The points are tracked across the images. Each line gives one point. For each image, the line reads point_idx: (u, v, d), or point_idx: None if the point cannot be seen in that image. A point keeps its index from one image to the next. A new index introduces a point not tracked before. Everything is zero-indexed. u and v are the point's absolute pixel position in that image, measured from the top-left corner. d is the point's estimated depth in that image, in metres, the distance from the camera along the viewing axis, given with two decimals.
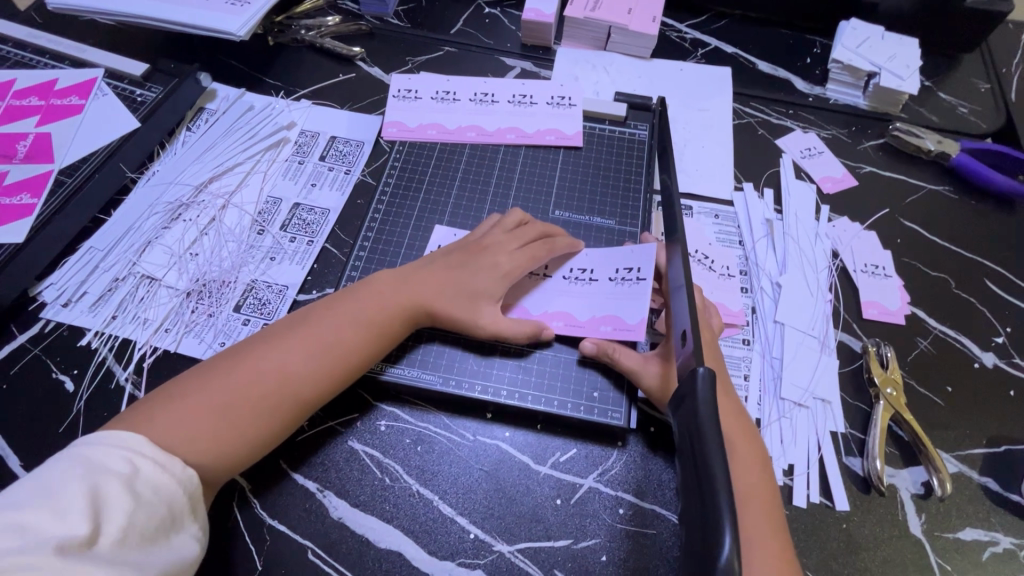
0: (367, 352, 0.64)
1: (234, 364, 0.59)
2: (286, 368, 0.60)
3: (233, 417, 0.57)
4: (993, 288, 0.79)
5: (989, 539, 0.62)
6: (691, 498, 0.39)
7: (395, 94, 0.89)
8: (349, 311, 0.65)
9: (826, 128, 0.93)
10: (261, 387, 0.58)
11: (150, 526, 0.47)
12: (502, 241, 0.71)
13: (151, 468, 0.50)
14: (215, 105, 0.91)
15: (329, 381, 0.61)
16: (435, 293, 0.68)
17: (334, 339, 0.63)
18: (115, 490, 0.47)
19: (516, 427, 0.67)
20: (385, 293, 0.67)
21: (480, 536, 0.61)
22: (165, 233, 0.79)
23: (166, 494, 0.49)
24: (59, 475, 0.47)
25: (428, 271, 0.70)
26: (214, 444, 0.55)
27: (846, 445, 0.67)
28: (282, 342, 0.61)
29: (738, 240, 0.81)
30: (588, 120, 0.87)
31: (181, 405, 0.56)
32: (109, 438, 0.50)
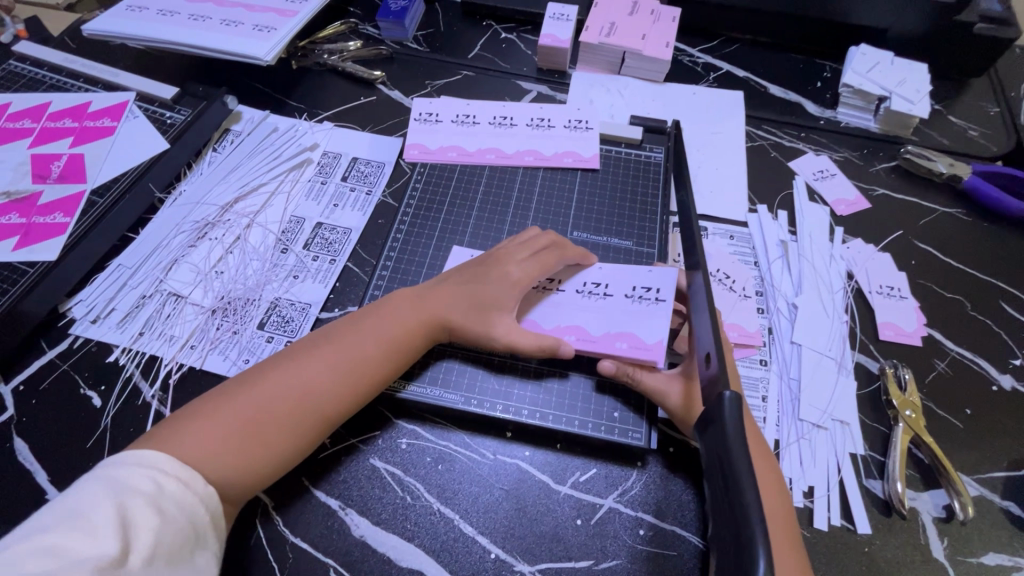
0: (385, 365, 0.65)
1: (255, 383, 0.60)
2: (308, 386, 0.60)
3: (256, 436, 0.57)
4: (1009, 309, 0.79)
5: (1013, 564, 0.62)
6: (722, 520, 0.39)
7: (417, 117, 0.91)
8: (367, 329, 0.66)
9: (838, 151, 0.94)
10: (284, 406, 0.59)
11: (177, 545, 0.48)
12: (514, 254, 0.72)
13: (177, 488, 0.51)
14: (241, 127, 0.94)
15: (349, 395, 0.62)
16: (453, 308, 0.69)
17: (355, 355, 0.64)
18: (143, 509, 0.48)
19: (536, 446, 0.68)
20: (402, 309, 0.68)
21: (501, 555, 0.62)
22: (191, 251, 0.80)
23: (192, 513, 0.50)
24: (90, 493, 0.48)
25: (444, 286, 0.71)
26: (237, 462, 0.56)
27: (865, 468, 0.67)
28: (303, 360, 0.62)
29: (753, 260, 0.82)
30: (604, 143, 0.89)
31: (205, 423, 0.56)
32: (137, 458, 0.51)
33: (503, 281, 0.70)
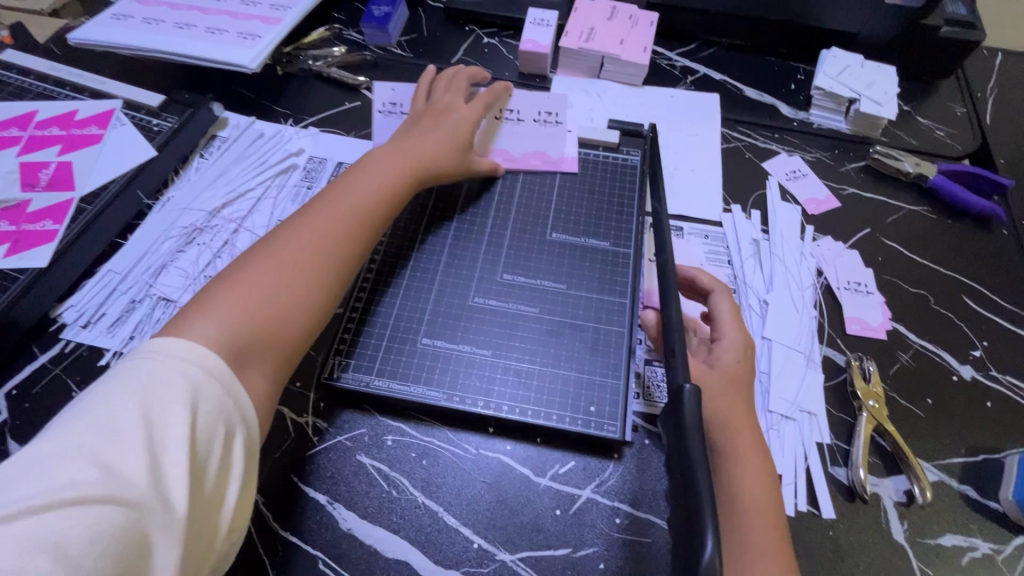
0: (385, 195, 0.73)
1: (269, 246, 0.63)
2: (320, 234, 0.65)
3: (282, 295, 0.60)
4: (970, 303, 0.83)
5: (969, 544, 0.65)
6: (680, 504, 0.44)
7: (380, 107, 0.93)
8: (359, 175, 0.73)
9: (810, 152, 0.97)
10: (302, 258, 0.63)
11: (205, 440, 0.48)
12: (447, 107, 0.85)
13: (197, 377, 0.50)
14: (227, 132, 0.96)
15: (357, 227, 0.68)
16: (426, 148, 0.79)
17: (354, 194, 0.70)
18: (165, 409, 0.47)
19: (517, 441, 0.70)
20: (388, 155, 0.77)
21: (483, 545, 0.64)
22: (180, 256, 0.82)
23: (215, 405, 0.50)
24: (113, 395, 0.47)
25: (412, 139, 0.80)
26: (266, 319, 0.58)
27: (831, 456, 0.71)
28: (306, 215, 0.67)
29: (727, 259, 0.85)
30: (582, 146, 0.91)
31: (229, 287, 0.59)
32: (158, 348, 0.51)
33: (451, 123, 0.83)
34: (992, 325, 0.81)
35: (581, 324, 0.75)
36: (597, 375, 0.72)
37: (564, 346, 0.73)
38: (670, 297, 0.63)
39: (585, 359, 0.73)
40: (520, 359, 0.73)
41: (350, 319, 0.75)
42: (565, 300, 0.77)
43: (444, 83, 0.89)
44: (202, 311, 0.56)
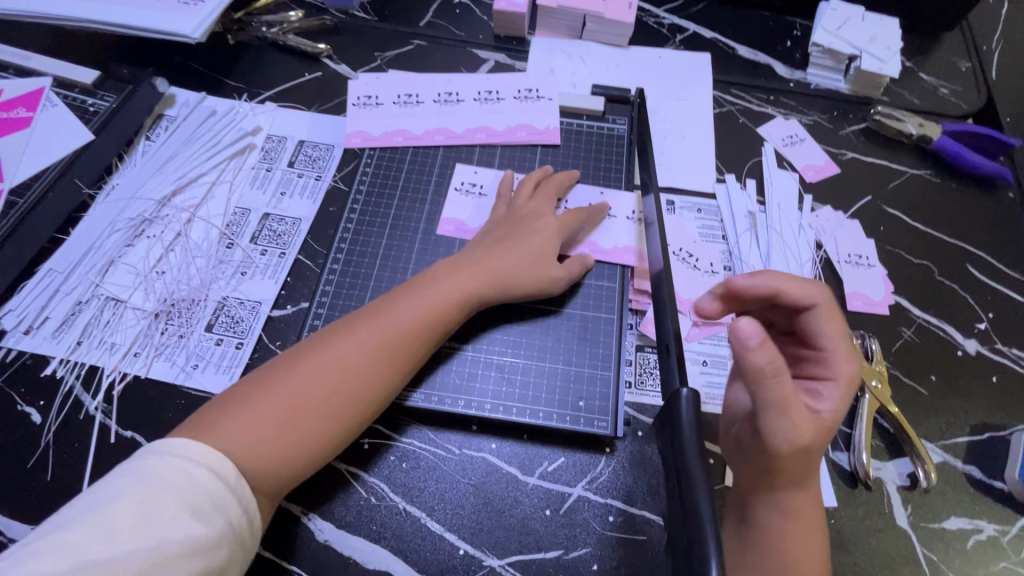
0: (435, 319, 0.63)
1: (301, 360, 0.58)
2: (351, 360, 0.58)
3: (298, 424, 0.55)
4: (975, 273, 0.79)
5: (974, 527, 0.63)
6: (675, 523, 0.41)
7: (355, 101, 0.84)
8: (417, 290, 0.64)
9: (808, 114, 0.91)
10: (326, 386, 0.57)
11: (212, 539, 0.47)
12: (537, 206, 0.73)
13: (206, 476, 0.49)
14: (175, 110, 0.87)
15: (391, 363, 0.60)
16: (495, 270, 0.66)
17: (400, 314, 0.62)
18: (169, 504, 0.46)
19: (502, 438, 0.66)
20: (451, 273, 0.66)
21: (469, 551, 0.61)
22: (128, 251, 0.75)
23: (221, 501, 0.48)
24: (112, 489, 0.46)
25: (492, 245, 0.69)
26: (276, 451, 0.54)
27: (833, 440, 0.67)
28: (349, 333, 0.60)
29: (721, 234, 0.80)
30: (564, 116, 0.84)
31: (250, 403, 0.55)
32: (168, 445, 0.50)
33: (546, 231, 0.70)
34: (998, 296, 0.77)
35: (568, 312, 0.70)
36: (585, 367, 0.68)
37: (549, 336, 0.69)
38: (662, 292, 0.60)
39: (571, 349, 0.68)
40: (501, 353, 0.68)
41: (318, 316, 0.69)
42: (571, 286, 0.72)
43: (530, 188, 0.75)
44: (220, 421, 0.53)
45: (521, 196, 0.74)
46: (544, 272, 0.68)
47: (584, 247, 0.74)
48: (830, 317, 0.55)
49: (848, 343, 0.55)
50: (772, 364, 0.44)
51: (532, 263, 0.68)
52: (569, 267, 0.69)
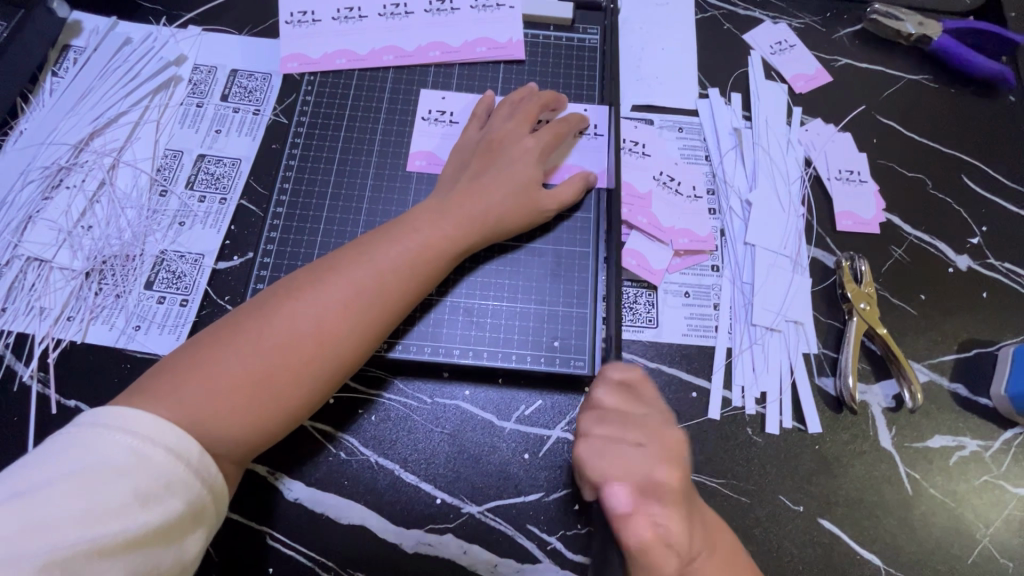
0: (418, 274, 0.56)
1: (269, 315, 0.51)
2: (330, 318, 0.51)
3: (271, 389, 0.49)
4: (971, 184, 0.74)
5: (957, 444, 0.62)
6: None
7: (287, 19, 0.73)
8: (396, 236, 0.56)
9: (799, 17, 0.82)
10: (303, 347, 0.50)
11: (166, 525, 0.41)
12: (514, 129, 0.64)
13: (164, 457, 0.42)
14: (83, 40, 0.75)
15: (374, 319, 0.53)
16: (480, 212, 0.59)
17: (377, 267, 0.54)
18: (119, 490, 0.40)
19: (476, 384, 0.62)
20: (433, 216, 0.58)
21: (446, 500, 0.59)
22: (47, 204, 0.67)
23: (181, 486, 0.43)
24: (52, 466, 0.40)
25: (471, 180, 0.61)
26: (245, 420, 0.48)
27: (818, 366, 0.65)
28: (323, 285, 0.53)
29: (704, 155, 0.74)
30: (529, 28, 0.74)
31: (213, 365, 0.48)
32: (115, 417, 0.43)
33: (524, 156, 0.63)
34: (993, 209, 0.73)
35: (539, 248, 0.65)
36: (560, 307, 0.63)
37: (521, 275, 0.64)
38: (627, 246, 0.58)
39: (545, 288, 0.64)
40: (472, 296, 0.63)
41: (265, 266, 0.63)
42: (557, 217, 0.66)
43: (507, 105, 0.66)
44: (177, 388, 0.46)
45: (497, 118, 0.66)
46: (531, 199, 0.62)
47: (565, 171, 0.67)
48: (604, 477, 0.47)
49: (647, 469, 0.48)
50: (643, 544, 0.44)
51: (518, 194, 0.61)
52: (560, 194, 0.63)
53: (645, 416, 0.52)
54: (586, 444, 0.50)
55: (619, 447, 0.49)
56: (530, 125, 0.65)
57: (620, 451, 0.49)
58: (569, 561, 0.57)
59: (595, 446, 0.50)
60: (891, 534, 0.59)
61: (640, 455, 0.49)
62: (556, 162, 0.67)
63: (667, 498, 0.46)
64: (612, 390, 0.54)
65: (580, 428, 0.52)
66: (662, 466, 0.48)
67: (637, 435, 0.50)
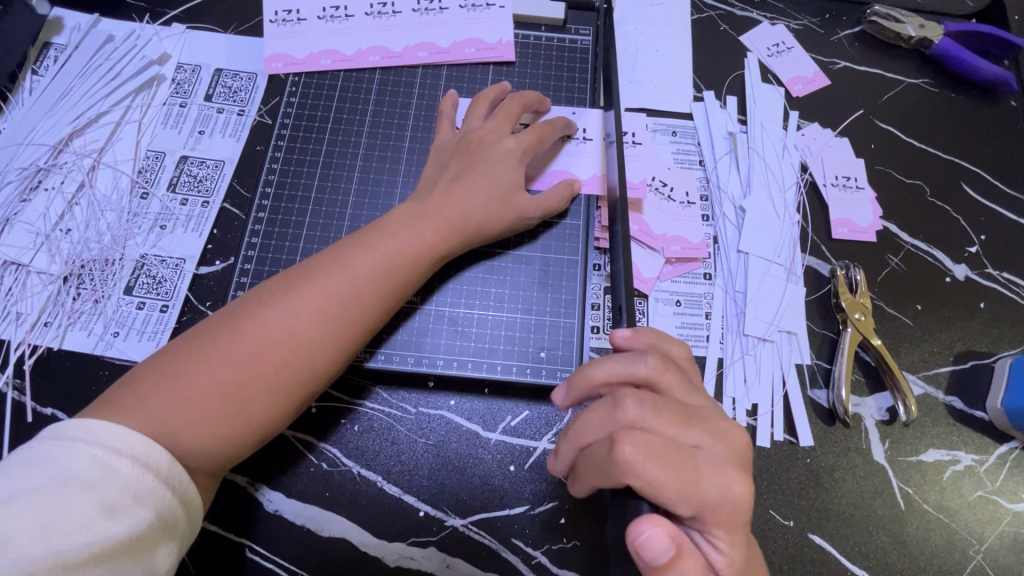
0: (395, 278, 0.54)
1: (237, 325, 0.49)
2: (303, 325, 0.50)
3: (243, 400, 0.47)
4: (970, 192, 0.73)
5: (951, 458, 0.61)
6: None
7: (272, 17, 0.71)
8: (374, 242, 0.55)
9: (797, 18, 0.80)
10: (275, 356, 0.49)
11: (134, 538, 0.40)
12: (496, 129, 0.62)
13: (131, 468, 0.41)
14: (64, 38, 0.74)
15: (349, 327, 0.52)
16: (460, 216, 0.58)
17: (352, 272, 0.53)
18: (83, 502, 0.38)
19: (462, 394, 0.61)
20: (413, 220, 0.57)
21: (430, 512, 0.58)
22: (25, 206, 0.66)
23: (151, 496, 0.41)
24: (14, 481, 0.39)
25: (450, 182, 0.60)
26: (217, 431, 0.46)
27: (811, 378, 0.64)
28: (297, 291, 0.51)
29: (698, 160, 0.72)
30: (520, 28, 0.73)
31: (182, 375, 0.47)
32: (82, 428, 0.42)
33: (507, 157, 0.61)
34: (992, 217, 0.72)
35: (527, 255, 0.64)
36: (547, 316, 0.62)
37: (509, 282, 0.63)
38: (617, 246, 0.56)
39: (533, 296, 0.62)
40: (457, 304, 0.62)
41: (246, 272, 0.62)
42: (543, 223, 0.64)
43: (486, 105, 0.65)
44: (145, 400, 0.45)
45: (474, 118, 0.64)
46: (516, 207, 0.60)
47: (552, 176, 0.65)
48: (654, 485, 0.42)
49: (705, 490, 0.43)
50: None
51: (501, 199, 0.60)
52: (546, 201, 0.62)
53: (699, 410, 0.46)
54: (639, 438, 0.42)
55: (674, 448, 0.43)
56: (513, 126, 0.63)
57: (681, 458, 0.43)
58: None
59: (652, 445, 0.42)
60: (883, 550, 0.58)
61: (706, 462, 0.44)
62: (541, 167, 0.66)
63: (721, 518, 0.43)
64: (655, 370, 0.47)
65: (632, 412, 0.44)
66: (732, 474, 0.44)
67: (691, 437, 0.44)
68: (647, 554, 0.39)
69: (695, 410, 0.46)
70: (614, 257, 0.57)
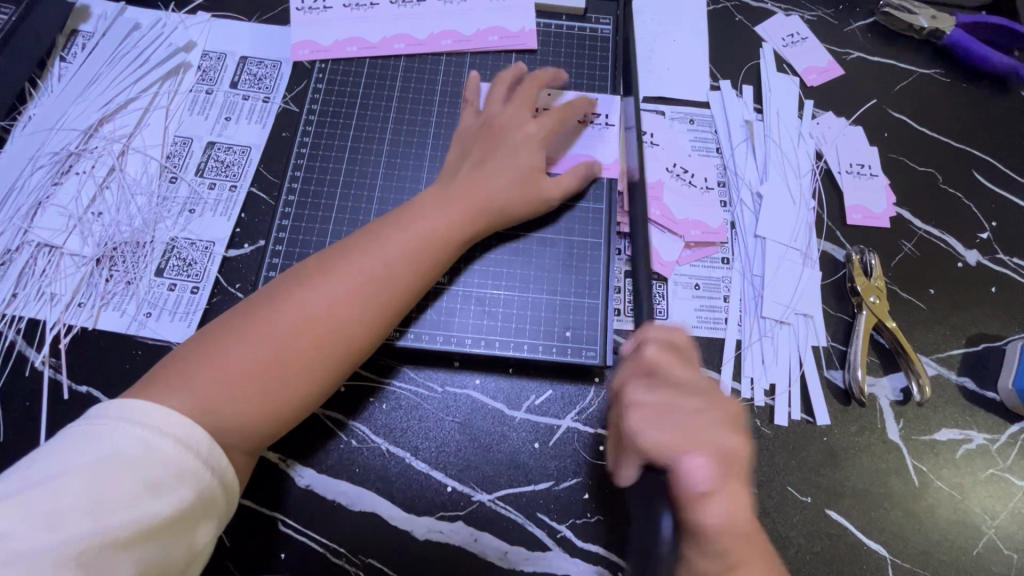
0: (424, 260, 0.56)
1: (272, 307, 0.51)
2: (338, 305, 0.51)
3: (281, 377, 0.49)
4: (981, 179, 0.74)
5: (964, 437, 0.63)
6: None
7: (298, 5, 0.72)
8: (398, 224, 0.56)
9: (811, 9, 0.82)
10: (311, 335, 0.50)
11: (175, 517, 0.41)
12: (516, 113, 0.64)
13: (172, 448, 0.42)
14: (91, 25, 0.75)
15: (382, 308, 0.53)
16: (483, 197, 0.59)
17: (380, 254, 0.54)
18: (128, 482, 0.40)
19: (487, 373, 0.63)
20: (439, 203, 0.58)
21: (457, 487, 0.59)
22: (56, 190, 0.67)
23: (191, 475, 0.42)
24: (61, 459, 0.40)
25: (474, 167, 0.61)
26: (257, 407, 0.48)
27: (827, 359, 0.65)
28: (331, 274, 0.52)
29: (715, 147, 0.74)
30: (542, 17, 0.74)
31: (224, 353, 0.48)
32: (123, 408, 0.43)
33: (527, 140, 0.63)
34: (1003, 204, 0.73)
35: (550, 238, 0.65)
36: (571, 296, 0.63)
37: (533, 265, 0.64)
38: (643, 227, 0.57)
39: (557, 278, 0.64)
40: (483, 285, 0.63)
41: (277, 253, 0.63)
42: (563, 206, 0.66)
43: (505, 89, 0.67)
44: (185, 379, 0.46)
45: (494, 103, 0.65)
46: (536, 187, 0.62)
47: (570, 160, 0.67)
48: (677, 449, 0.44)
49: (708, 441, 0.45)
50: (729, 519, 0.43)
51: (522, 178, 0.61)
52: (564, 181, 0.63)
53: (696, 383, 0.49)
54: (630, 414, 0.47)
55: (678, 416, 0.46)
56: (531, 109, 0.65)
57: (679, 422, 0.46)
58: (579, 549, 0.58)
59: (656, 414, 0.46)
60: (898, 525, 0.60)
61: (705, 423, 0.46)
62: (561, 150, 0.67)
63: (737, 467, 0.45)
64: (659, 349, 0.51)
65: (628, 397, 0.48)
66: (725, 433, 0.46)
67: (690, 403, 0.47)
68: (685, 482, 0.44)
69: (691, 384, 0.48)
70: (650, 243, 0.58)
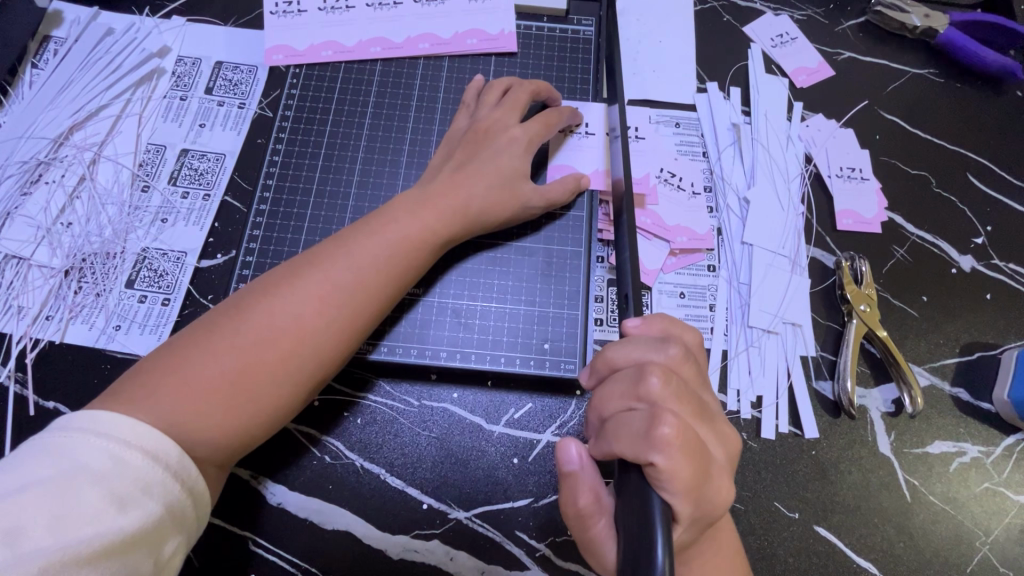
0: (397, 267, 0.54)
1: (244, 317, 0.49)
2: (307, 315, 0.50)
3: (249, 390, 0.47)
4: (975, 183, 0.72)
5: (957, 450, 0.61)
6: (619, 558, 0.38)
7: (272, 8, 0.70)
8: (374, 231, 0.54)
9: (801, 9, 0.80)
10: (283, 346, 0.48)
11: (143, 531, 0.39)
12: (504, 116, 0.62)
13: (141, 460, 0.41)
14: (63, 31, 0.73)
15: (353, 316, 0.51)
16: (462, 205, 0.57)
17: (354, 262, 0.52)
18: (95, 493, 0.38)
19: (465, 386, 0.61)
20: (413, 208, 0.56)
21: (433, 505, 0.57)
22: (25, 200, 0.66)
23: (160, 488, 0.41)
24: (20, 474, 0.38)
25: (453, 172, 0.59)
26: (226, 422, 0.46)
27: (816, 369, 0.63)
28: (301, 283, 0.51)
29: (702, 151, 0.72)
30: (522, 19, 0.72)
31: (186, 368, 0.46)
32: (90, 422, 0.41)
33: (512, 145, 0.61)
34: (998, 208, 0.71)
35: (529, 247, 0.63)
36: (551, 307, 0.61)
37: (512, 275, 0.62)
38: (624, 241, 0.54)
39: (536, 288, 0.62)
40: (460, 296, 0.62)
41: (248, 264, 0.61)
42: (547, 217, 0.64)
43: (496, 92, 0.64)
44: (151, 391, 0.45)
45: (484, 106, 0.63)
46: (518, 194, 0.60)
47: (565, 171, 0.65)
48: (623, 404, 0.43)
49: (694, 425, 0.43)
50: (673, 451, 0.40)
51: (504, 186, 0.59)
52: (550, 191, 0.61)
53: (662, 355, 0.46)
54: (613, 382, 0.45)
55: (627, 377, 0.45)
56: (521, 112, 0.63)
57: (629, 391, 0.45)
58: (557, 567, 0.56)
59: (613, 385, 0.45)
60: (889, 541, 0.58)
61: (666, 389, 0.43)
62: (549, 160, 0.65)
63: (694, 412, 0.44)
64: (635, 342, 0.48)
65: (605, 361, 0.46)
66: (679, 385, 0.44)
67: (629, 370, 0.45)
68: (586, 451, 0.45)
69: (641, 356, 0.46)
70: (620, 248, 0.56)
